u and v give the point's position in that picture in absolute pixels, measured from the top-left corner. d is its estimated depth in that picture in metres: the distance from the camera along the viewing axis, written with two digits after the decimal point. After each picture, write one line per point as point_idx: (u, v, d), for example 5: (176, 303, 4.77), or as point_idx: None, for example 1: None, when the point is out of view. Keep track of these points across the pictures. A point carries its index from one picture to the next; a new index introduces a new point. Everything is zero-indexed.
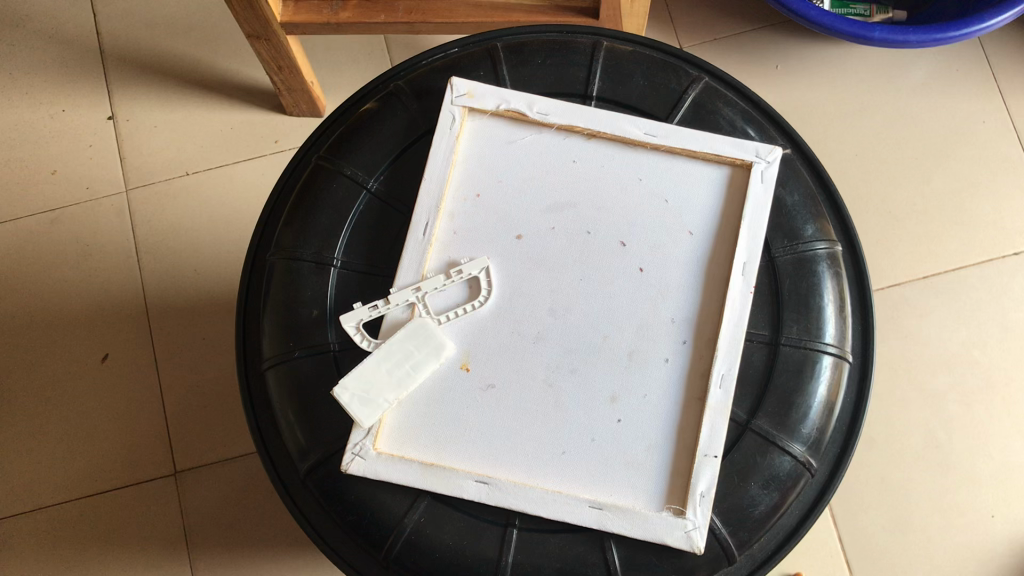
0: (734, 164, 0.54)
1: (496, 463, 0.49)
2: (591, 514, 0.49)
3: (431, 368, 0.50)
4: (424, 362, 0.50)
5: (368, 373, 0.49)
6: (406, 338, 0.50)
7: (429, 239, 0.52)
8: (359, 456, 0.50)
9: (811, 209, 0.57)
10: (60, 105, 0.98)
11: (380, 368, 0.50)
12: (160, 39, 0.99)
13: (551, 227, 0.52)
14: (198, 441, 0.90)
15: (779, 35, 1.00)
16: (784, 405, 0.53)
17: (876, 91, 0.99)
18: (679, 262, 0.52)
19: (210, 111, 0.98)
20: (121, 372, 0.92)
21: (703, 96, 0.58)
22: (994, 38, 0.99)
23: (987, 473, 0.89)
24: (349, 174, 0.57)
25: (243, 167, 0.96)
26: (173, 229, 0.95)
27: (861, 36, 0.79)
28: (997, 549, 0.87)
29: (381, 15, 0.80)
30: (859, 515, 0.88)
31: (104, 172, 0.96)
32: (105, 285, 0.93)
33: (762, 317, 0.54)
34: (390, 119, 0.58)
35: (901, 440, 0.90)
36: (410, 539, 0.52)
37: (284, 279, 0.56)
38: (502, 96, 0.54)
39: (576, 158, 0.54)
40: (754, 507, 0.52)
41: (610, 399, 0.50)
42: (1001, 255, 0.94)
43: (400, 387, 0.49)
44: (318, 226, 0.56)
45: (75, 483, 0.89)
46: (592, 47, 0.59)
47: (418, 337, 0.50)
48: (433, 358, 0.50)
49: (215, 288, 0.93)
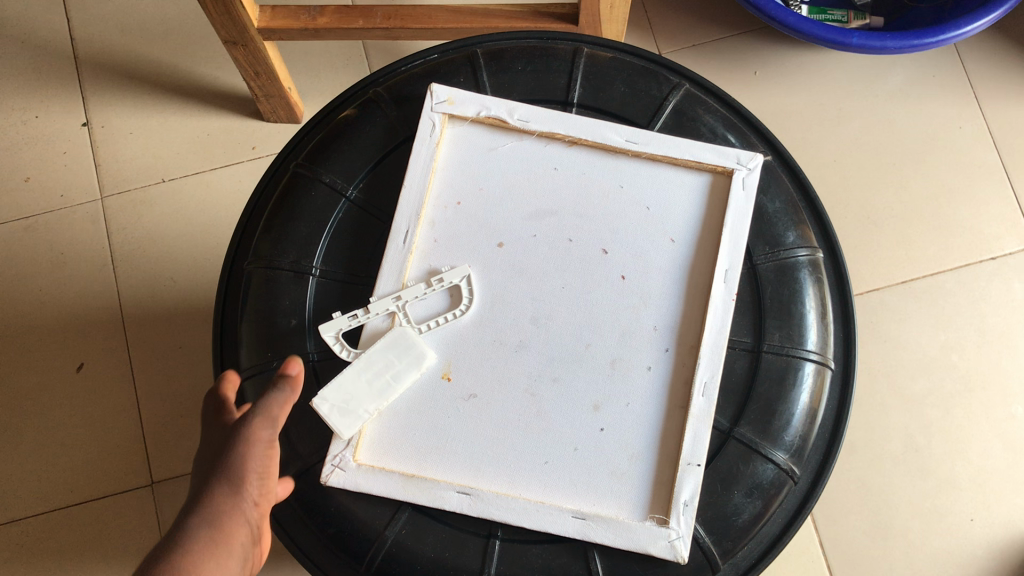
0: (715, 171, 0.54)
1: (479, 474, 0.49)
2: (575, 525, 0.48)
3: (412, 378, 0.49)
4: (405, 372, 0.49)
5: (350, 385, 0.49)
6: (386, 347, 0.49)
7: (410, 247, 0.52)
8: (339, 467, 0.49)
9: (792, 215, 0.57)
10: (34, 111, 0.96)
11: (362, 378, 0.49)
12: (136, 44, 0.98)
13: (533, 235, 0.52)
14: (175, 451, 0.89)
15: (757, 42, 1.00)
16: (767, 412, 0.53)
17: (854, 97, 0.99)
18: (661, 270, 0.52)
19: (186, 117, 0.97)
20: (97, 382, 0.90)
21: (684, 103, 0.58)
22: (970, 44, 1.00)
23: (966, 477, 0.89)
24: (328, 182, 0.56)
25: (220, 174, 0.96)
26: (149, 236, 0.94)
27: (838, 42, 0.79)
28: (978, 552, 0.87)
29: (359, 20, 0.79)
30: (840, 520, 0.88)
31: (79, 179, 0.95)
32: (79, 292, 0.92)
33: (743, 325, 0.54)
34: (368, 126, 0.57)
35: (880, 445, 0.90)
36: (391, 551, 0.51)
37: (262, 288, 0.55)
38: (483, 103, 0.54)
39: (557, 165, 0.53)
40: (737, 516, 0.52)
41: (593, 408, 0.50)
42: (978, 260, 0.95)
43: (382, 397, 0.49)
44: (296, 235, 0.55)
45: (49, 495, 0.87)
46: (573, 53, 0.58)
47: (398, 347, 0.49)
48: (414, 369, 0.49)
49: (192, 295, 0.92)
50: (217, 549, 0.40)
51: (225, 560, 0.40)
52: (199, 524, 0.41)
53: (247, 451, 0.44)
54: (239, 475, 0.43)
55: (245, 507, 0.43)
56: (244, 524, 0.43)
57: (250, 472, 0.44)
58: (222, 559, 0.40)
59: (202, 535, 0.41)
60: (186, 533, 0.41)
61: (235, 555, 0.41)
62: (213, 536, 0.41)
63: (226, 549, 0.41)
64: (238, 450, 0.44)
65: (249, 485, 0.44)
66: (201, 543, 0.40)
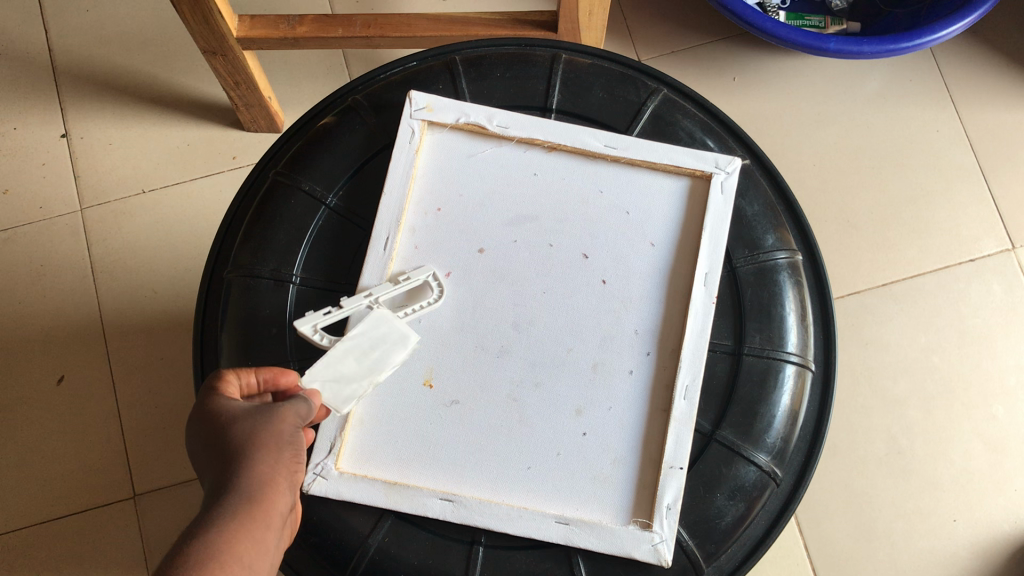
0: (694, 175, 0.54)
1: (462, 480, 0.49)
2: (558, 530, 0.48)
3: (400, 356, 0.47)
4: (393, 351, 0.47)
5: (338, 365, 0.46)
6: (371, 328, 0.47)
7: (390, 254, 0.51)
8: (321, 476, 0.49)
9: (771, 219, 0.57)
10: (12, 123, 0.96)
11: (348, 356, 0.47)
12: (115, 55, 0.98)
13: (513, 240, 0.52)
14: (157, 463, 0.88)
15: (736, 48, 1.01)
16: (749, 414, 0.53)
17: (832, 102, 1.00)
18: (641, 275, 0.52)
19: (166, 128, 0.97)
20: (77, 394, 0.90)
21: (662, 108, 0.58)
22: (945, 47, 1.01)
23: (948, 478, 0.90)
24: (307, 189, 0.56)
25: (201, 184, 0.95)
26: (129, 247, 0.93)
27: (815, 47, 0.80)
28: (962, 553, 0.87)
29: (339, 29, 0.79)
30: (825, 522, 0.88)
31: (58, 191, 0.94)
32: (58, 305, 0.91)
33: (724, 327, 0.55)
34: (347, 134, 0.57)
35: (864, 447, 0.90)
36: (374, 558, 0.50)
37: (242, 296, 0.55)
38: (462, 110, 0.54)
39: (536, 171, 0.54)
40: (720, 519, 0.52)
41: (576, 412, 0.50)
42: (957, 262, 0.95)
43: (374, 374, 0.47)
44: (276, 242, 0.55)
45: (30, 510, 0.87)
46: (551, 59, 0.59)
47: (382, 328, 0.48)
48: (402, 346, 0.48)
49: (174, 306, 0.92)
50: (253, 520, 0.37)
51: (259, 541, 0.37)
52: (234, 500, 0.38)
53: (279, 418, 0.41)
54: (274, 442, 0.41)
55: (283, 476, 0.40)
56: (283, 494, 0.40)
57: (282, 448, 0.41)
58: (256, 539, 0.37)
59: (233, 513, 0.37)
60: (222, 508, 0.37)
61: (273, 527, 0.38)
62: (247, 513, 0.37)
63: (261, 525, 0.38)
64: (269, 415, 0.41)
65: (284, 448, 0.41)
66: (239, 521, 0.37)
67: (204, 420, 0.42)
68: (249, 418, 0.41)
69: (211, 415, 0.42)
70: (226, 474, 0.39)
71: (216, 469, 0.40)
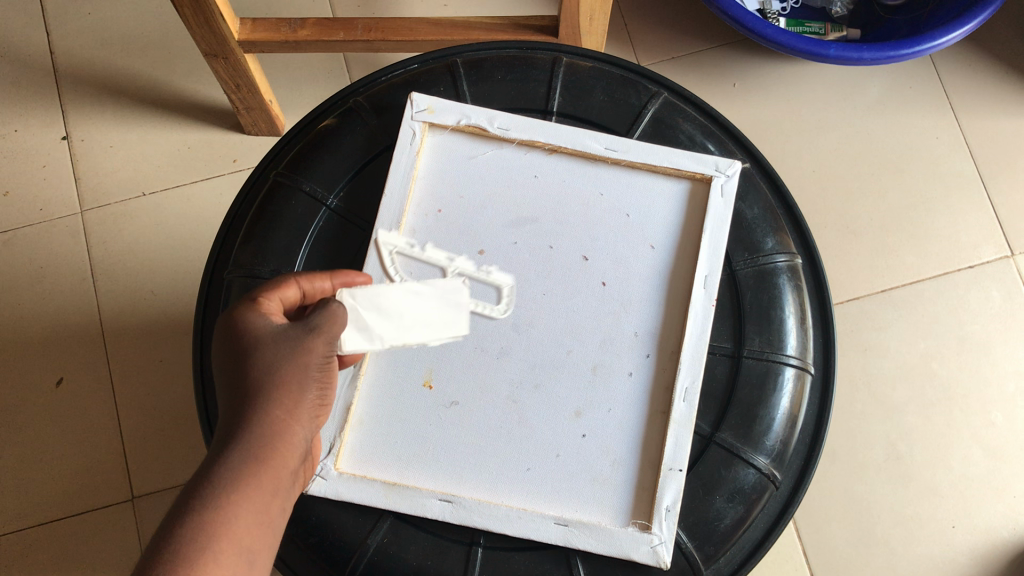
0: (694, 179, 0.54)
1: (462, 482, 0.49)
2: (558, 531, 0.48)
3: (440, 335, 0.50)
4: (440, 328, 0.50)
5: (382, 298, 0.48)
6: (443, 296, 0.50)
7: (390, 255, 0.52)
8: (321, 476, 0.49)
9: (771, 222, 0.57)
10: (13, 125, 0.96)
11: (409, 308, 0.49)
12: (116, 58, 0.98)
13: (514, 242, 0.52)
14: (155, 466, 0.88)
15: (736, 54, 1.01)
16: (748, 417, 0.53)
17: (832, 108, 1.00)
18: (641, 277, 0.52)
19: (167, 131, 0.97)
20: (75, 396, 0.90)
21: (663, 112, 0.58)
22: (945, 54, 1.01)
23: (946, 484, 0.90)
24: (308, 191, 0.56)
25: (202, 187, 0.95)
26: (129, 249, 0.93)
27: (816, 53, 0.80)
28: (961, 559, 0.87)
29: (341, 33, 0.79)
30: (823, 528, 0.88)
31: (59, 193, 0.95)
32: (58, 306, 0.91)
33: (723, 330, 0.55)
34: (349, 135, 0.57)
35: (863, 453, 0.90)
36: (373, 560, 0.50)
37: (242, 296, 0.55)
38: (463, 111, 0.54)
39: (537, 173, 0.54)
40: (719, 521, 0.52)
41: (575, 414, 0.50)
42: (956, 268, 0.96)
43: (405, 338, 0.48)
44: (276, 243, 0.55)
45: (27, 511, 0.86)
46: (552, 63, 0.59)
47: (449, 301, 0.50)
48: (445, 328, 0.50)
49: (174, 309, 0.92)
50: (265, 474, 0.42)
51: (270, 492, 0.42)
52: (250, 450, 0.42)
53: (302, 359, 0.44)
54: (293, 385, 0.44)
55: (297, 421, 0.44)
56: (295, 438, 0.44)
57: (299, 386, 0.44)
58: (263, 490, 0.41)
59: (244, 464, 0.41)
60: (238, 458, 0.41)
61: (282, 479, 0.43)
62: (255, 464, 0.42)
63: (273, 477, 0.42)
64: (294, 354, 0.44)
65: (303, 390, 0.44)
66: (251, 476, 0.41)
67: (231, 331, 0.44)
68: (275, 348, 0.44)
69: (238, 332, 0.44)
70: (247, 415, 0.43)
71: (236, 401, 0.44)
